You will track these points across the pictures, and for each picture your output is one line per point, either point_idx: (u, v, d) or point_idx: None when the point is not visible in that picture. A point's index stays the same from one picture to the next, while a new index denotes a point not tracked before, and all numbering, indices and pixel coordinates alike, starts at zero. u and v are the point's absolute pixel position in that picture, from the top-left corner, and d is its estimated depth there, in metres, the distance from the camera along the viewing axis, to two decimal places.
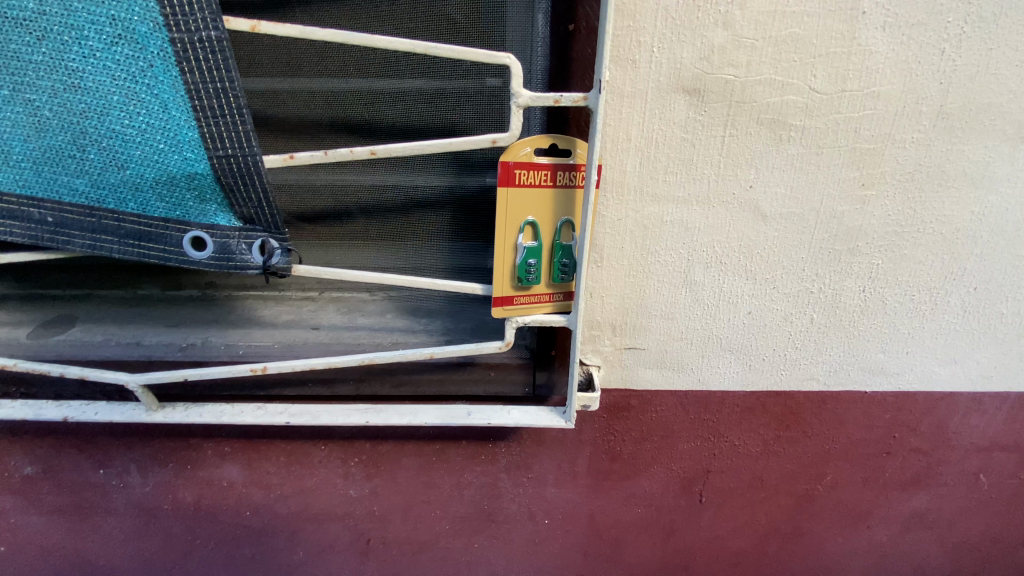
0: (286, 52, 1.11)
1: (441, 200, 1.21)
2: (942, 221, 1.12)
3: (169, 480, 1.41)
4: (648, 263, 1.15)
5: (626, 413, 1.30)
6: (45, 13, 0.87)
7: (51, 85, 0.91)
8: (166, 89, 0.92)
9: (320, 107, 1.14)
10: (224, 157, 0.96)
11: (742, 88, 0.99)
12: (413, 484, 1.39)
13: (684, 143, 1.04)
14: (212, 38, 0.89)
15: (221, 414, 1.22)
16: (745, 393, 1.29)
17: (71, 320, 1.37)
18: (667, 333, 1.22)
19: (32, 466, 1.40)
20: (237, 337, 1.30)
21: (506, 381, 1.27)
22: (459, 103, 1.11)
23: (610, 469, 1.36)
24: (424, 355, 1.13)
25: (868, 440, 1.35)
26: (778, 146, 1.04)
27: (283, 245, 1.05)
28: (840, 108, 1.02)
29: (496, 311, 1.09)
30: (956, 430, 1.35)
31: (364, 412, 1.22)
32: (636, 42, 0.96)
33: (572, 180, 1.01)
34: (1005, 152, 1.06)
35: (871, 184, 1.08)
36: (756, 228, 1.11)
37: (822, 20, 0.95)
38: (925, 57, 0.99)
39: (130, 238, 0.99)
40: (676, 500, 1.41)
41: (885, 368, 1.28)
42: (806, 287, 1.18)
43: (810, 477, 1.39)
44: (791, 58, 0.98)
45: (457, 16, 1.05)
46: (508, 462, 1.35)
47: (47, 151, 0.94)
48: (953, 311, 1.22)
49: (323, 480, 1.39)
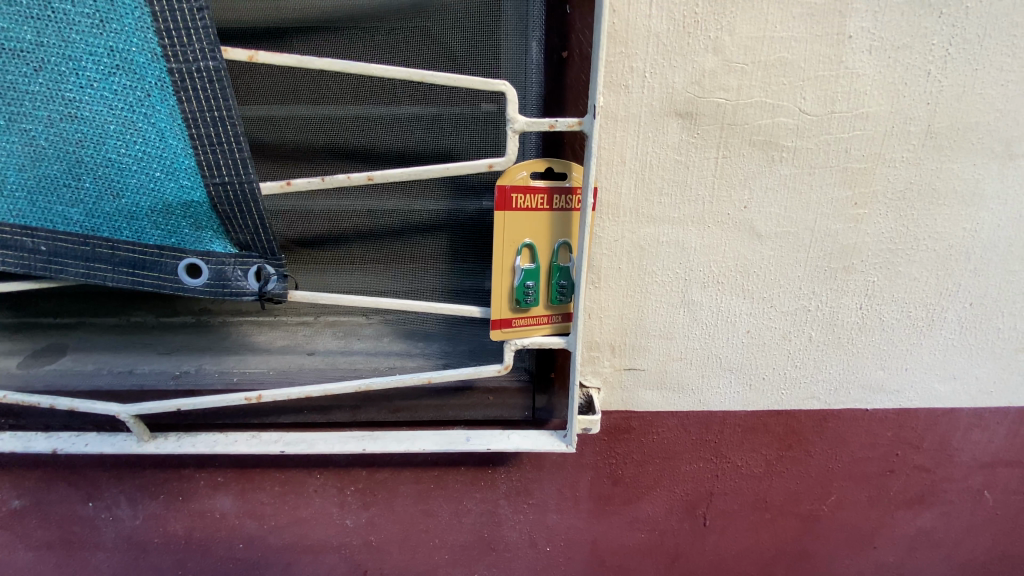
0: (283, 80, 1.12)
1: (437, 223, 1.21)
2: (935, 237, 1.13)
3: (160, 512, 1.37)
4: (645, 283, 1.15)
5: (627, 435, 1.28)
6: (42, 44, 0.87)
7: (48, 115, 0.91)
8: (164, 117, 0.92)
9: (317, 133, 1.15)
10: (222, 184, 0.96)
11: (734, 111, 1.01)
12: (411, 512, 1.36)
13: (678, 165, 1.05)
14: (210, 68, 0.90)
15: (215, 444, 1.20)
16: (746, 412, 1.28)
17: (62, 349, 1.35)
18: (667, 353, 1.22)
19: (19, 500, 1.36)
20: (231, 364, 1.28)
21: (506, 405, 1.26)
22: (455, 128, 1.12)
23: (612, 493, 1.34)
24: (422, 379, 1.12)
25: (871, 459, 1.33)
26: (771, 166, 1.05)
27: (280, 271, 1.05)
28: (830, 129, 1.03)
29: (495, 334, 1.09)
30: (958, 447, 1.34)
31: (361, 439, 1.20)
32: (628, 68, 0.98)
33: (568, 203, 1.02)
34: (995, 170, 1.08)
35: (863, 203, 1.09)
36: (752, 247, 1.12)
37: (810, 45, 0.98)
38: (912, 79, 1.01)
39: (124, 267, 0.99)
40: (679, 523, 1.38)
41: (885, 386, 1.27)
42: (804, 305, 1.18)
43: (815, 496, 1.37)
44: (781, 81, 1.00)
45: (453, 44, 1.07)
46: (508, 487, 1.33)
47: (43, 181, 0.94)
48: (950, 327, 1.22)
49: (319, 510, 1.36)
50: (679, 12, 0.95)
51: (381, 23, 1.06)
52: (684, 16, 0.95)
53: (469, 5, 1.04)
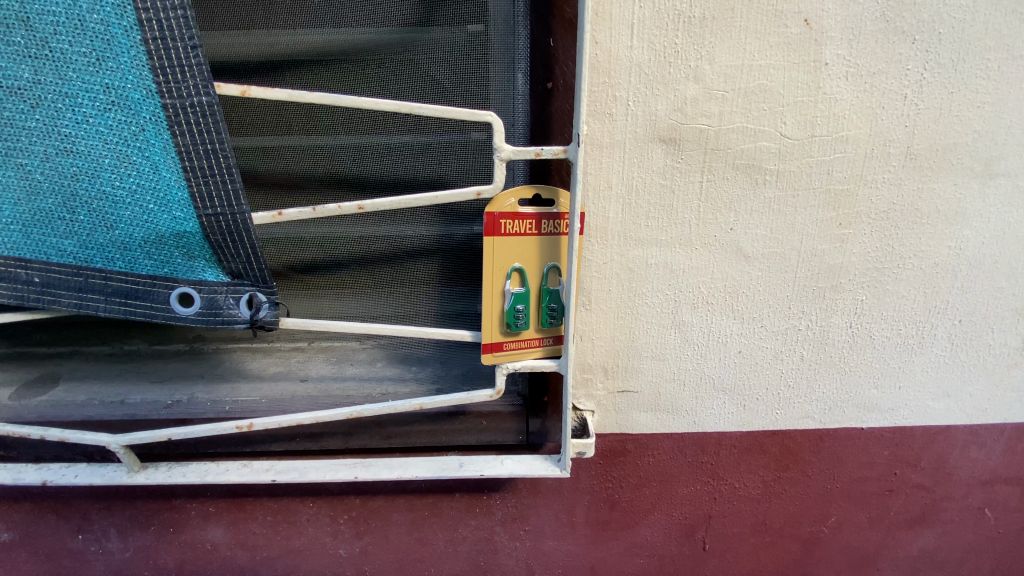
0: (276, 112, 1.15)
1: (430, 248, 1.22)
2: (921, 256, 1.14)
3: (151, 544, 1.35)
4: (635, 305, 1.15)
5: (623, 458, 1.28)
6: (40, 82, 0.89)
7: (43, 149, 0.92)
8: (158, 151, 0.94)
9: (309, 162, 1.17)
10: (214, 215, 0.98)
11: (717, 136, 1.03)
12: (405, 541, 1.34)
13: (664, 190, 1.07)
14: (203, 103, 0.92)
15: (206, 474, 1.19)
16: (742, 433, 1.27)
17: (55, 378, 1.34)
18: (660, 374, 1.22)
19: (9, 533, 1.34)
20: (223, 393, 1.28)
21: (499, 429, 1.25)
22: (445, 156, 1.14)
23: (609, 518, 1.32)
24: (413, 405, 1.11)
25: (869, 478, 1.32)
26: (755, 189, 1.07)
27: (271, 298, 1.06)
28: (812, 152, 1.06)
29: (485, 358, 1.09)
30: (956, 465, 1.33)
31: (353, 466, 1.19)
32: (612, 97, 1.01)
33: (556, 228, 1.03)
34: (976, 189, 1.10)
35: (846, 223, 1.11)
36: (740, 268, 1.13)
37: (789, 72, 1.00)
38: (889, 102, 1.03)
39: (117, 297, 1.00)
40: (678, 548, 1.36)
41: (879, 405, 1.27)
42: (793, 325, 1.19)
43: (815, 518, 1.35)
44: (761, 107, 1.02)
45: (442, 75, 1.10)
46: (504, 514, 1.31)
47: (38, 214, 0.95)
48: (941, 343, 1.22)
49: (312, 539, 1.34)
50: (659, 43, 0.98)
51: (372, 56, 1.09)
52: (664, 46, 0.98)
53: (457, 38, 1.08)
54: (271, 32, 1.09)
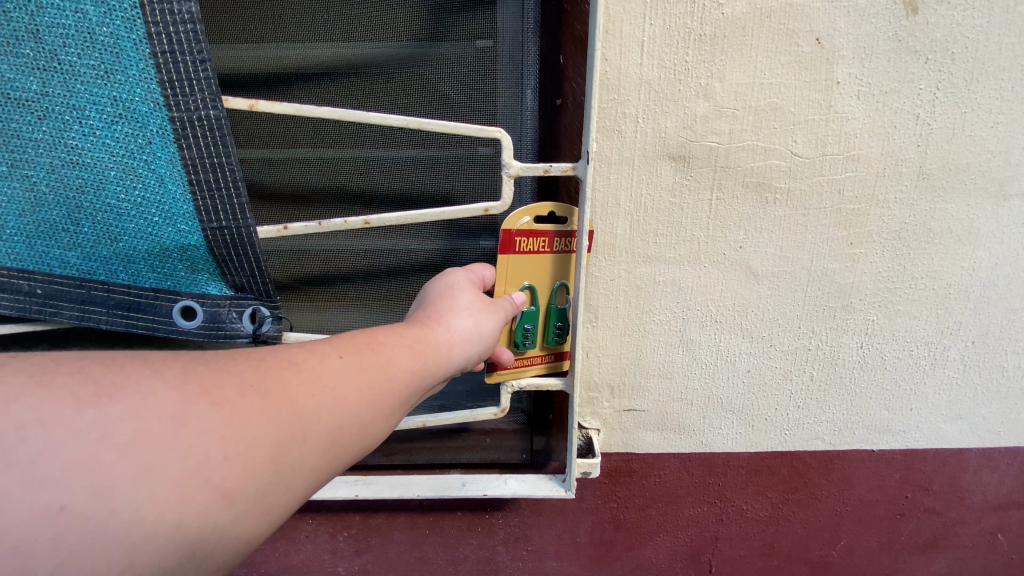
0: (283, 126, 1.14)
1: (435, 262, 1.21)
2: (934, 277, 1.12)
3: None
4: (643, 322, 1.14)
5: (628, 478, 1.25)
6: (47, 94, 0.88)
7: (50, 161, 0.90)
8: (164, 164, 0.94)
9: (316, 176, 1.17)
10: (219, 228, 0.99)
11: (727, 154, 1.02)
12: (405, 558, 1.32)
13: (673, 207, 1.05)
14: (211, 117, 0.93)
15: None
16: (750, 454, 1.25)
17: None
18: (667, 393, 1.20)
19: None
20: None
21: (503, 447, 1.25)
22: (452, 171, 1.14)
23: (613, 539, 1.29)
24: (416, 423, 1.11)
25: (880, 502, 1.29)
26: (765, 208, 1.06)
27: (274, 313, 1.10)
28: (823, 170, 1.05)
29: (490, 377, 1.07)
30: (969, 489, 1.29)
31: (353, 484, 1.18)
32: (621, 113, 1.00)
33: (567, 246, 1.02)
34: (989, 209, 1.08)
35: (858, 242, 1.09)
36: (749, 287, 1.11)
37: (800, 90, 1.00)
38: (901, 122, 1.03)
39: (119, 309, 0.98)
40: (683, 570, 1.33)
41: (890, 427, 1.25)
42: (804, 344, 1.17)
43: (824, 542, 1.32)
44: (772, 125, 1.01)
45: (451, 91, 1.09)
46: (506, 533, 1.28)
47: (42, 226, 0.92)
48: (953, 365, 1.20)
49: (311, 556, 1.32)
50: (669, 60, 0.97)
51: (381, 71, 1.09)
52: (674, 64, 0.97)
53: (466, 52, 1.07)
54: (281, 46, 1.10)
